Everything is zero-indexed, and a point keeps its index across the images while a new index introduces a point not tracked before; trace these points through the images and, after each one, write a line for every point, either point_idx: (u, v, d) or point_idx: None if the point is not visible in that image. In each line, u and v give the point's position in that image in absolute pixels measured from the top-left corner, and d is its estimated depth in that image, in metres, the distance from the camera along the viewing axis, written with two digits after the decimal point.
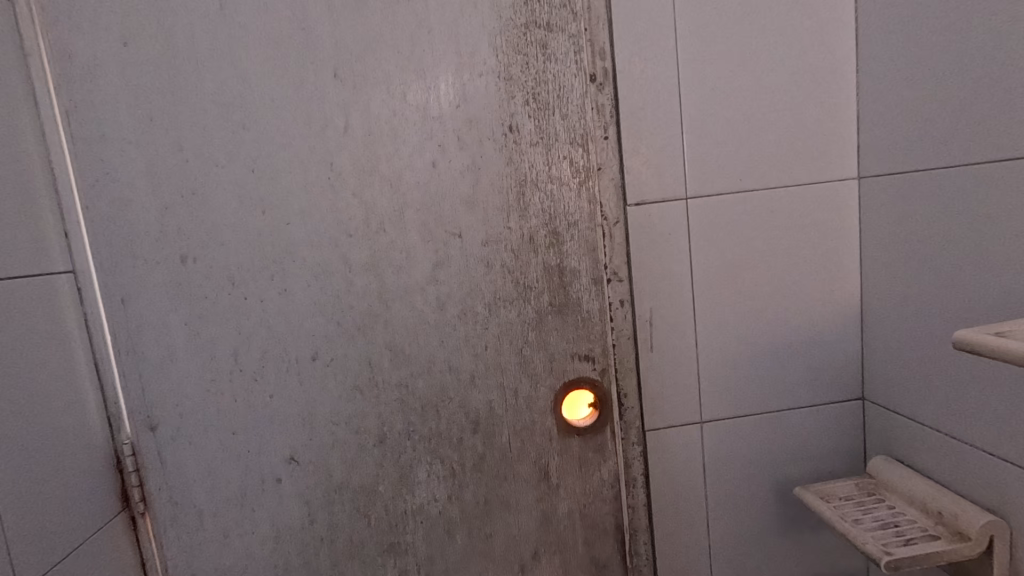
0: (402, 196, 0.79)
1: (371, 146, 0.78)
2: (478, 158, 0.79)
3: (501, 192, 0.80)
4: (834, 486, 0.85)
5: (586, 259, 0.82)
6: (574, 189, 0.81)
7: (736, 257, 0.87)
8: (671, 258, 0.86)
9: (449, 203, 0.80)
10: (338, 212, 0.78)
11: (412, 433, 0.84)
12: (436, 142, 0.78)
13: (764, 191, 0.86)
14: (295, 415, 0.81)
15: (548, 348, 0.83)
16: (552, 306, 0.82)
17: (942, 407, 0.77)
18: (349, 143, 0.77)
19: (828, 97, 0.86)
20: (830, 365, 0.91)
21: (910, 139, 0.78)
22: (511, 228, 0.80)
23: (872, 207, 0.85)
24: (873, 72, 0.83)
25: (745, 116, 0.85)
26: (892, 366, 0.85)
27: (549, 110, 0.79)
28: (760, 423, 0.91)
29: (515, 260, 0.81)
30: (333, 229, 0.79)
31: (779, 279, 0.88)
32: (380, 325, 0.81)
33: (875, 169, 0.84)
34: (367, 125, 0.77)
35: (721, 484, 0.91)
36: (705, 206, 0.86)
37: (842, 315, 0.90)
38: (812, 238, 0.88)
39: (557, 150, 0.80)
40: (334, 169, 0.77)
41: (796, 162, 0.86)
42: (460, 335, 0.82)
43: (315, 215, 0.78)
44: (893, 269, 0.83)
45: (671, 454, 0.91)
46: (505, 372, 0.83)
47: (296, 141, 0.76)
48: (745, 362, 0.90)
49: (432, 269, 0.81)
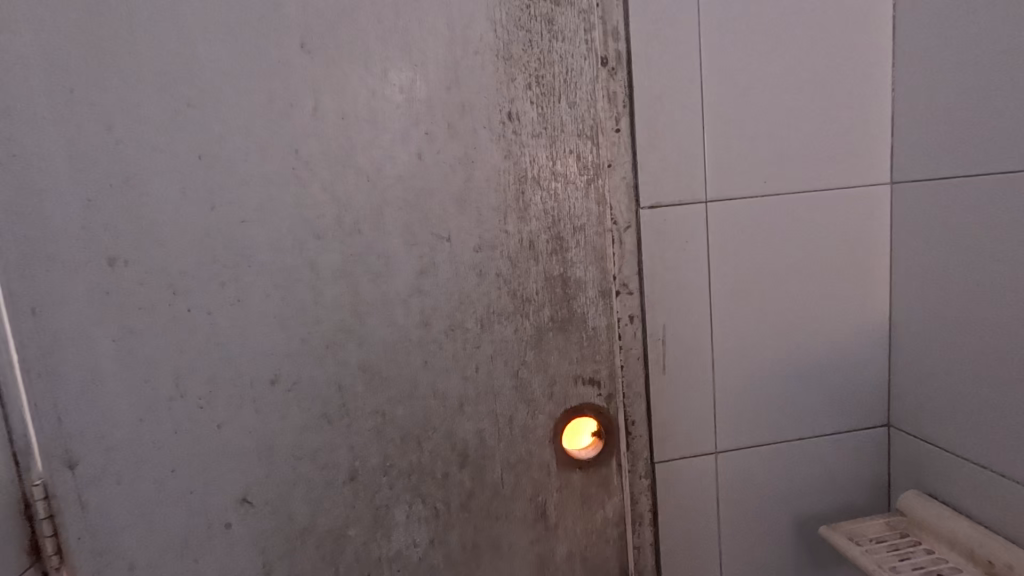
0: (381, 192, 0.67)
1: (344, 131, 0.66)
2: (471, 150, 0.68)
3: (497, 190, 0.69)
4: (860, 526, 0.77)
5: (593, 269, 0.72)
6: (581, 188, 0.70)
7: (758, 268, 0.78)
8: (687, 269, 0.77)
9: (437, 201, 0.68)
10: (304, 209, 0.66)
11: (390, 468, 0.72)
12: (422, 129, 0.67)
13: (789, 196, 0.77)
14: (250, 449, 0.69)
15: (548, 369, 0.73)
16: (553, 322, 0.72)
17: (986, 443, 0.69)
18: (318, 128, 0.65)
19: (861, 91, 0.77)
20: (856, 388, 0.82)
21: (953, 141, 0.70)
22: (508, 231, 0.70)
23: (906, 215, 0.77)
24: (912, 65, 0.75)
25: (770, 110, 0.76)
26: (926, 391, 0.77)
27: (554, 96, 0.69)
28: (779, 453, 0.82)
29: (512, 268, 0.70)
30: (299, 229, 0.66)
31: (803, 294, 0.79)
32: (353, 343, 0.69)
33: (910, 173, 0.76)
34: (340, 107, 0.65)
35: (735, 521, 0.82)
36: (724, 211, 0.76)
37: (869, 333, 0.81)
38: (839, 249, 0.79)
39: (563, 144, 0.69)
40: (300, 158, 0.65)
41: (824, 164, 0.78)
42: (447, 356, 0.71)
43: (276, 212, 0.66)
44: (929, 285, 0.75)
45: (681, 488, 0.81)
46: (498, 397, 0.72)
47: (255, 124, 0.64)
48: (764, 386, 0.81)
49: (415, 279, 0.69)
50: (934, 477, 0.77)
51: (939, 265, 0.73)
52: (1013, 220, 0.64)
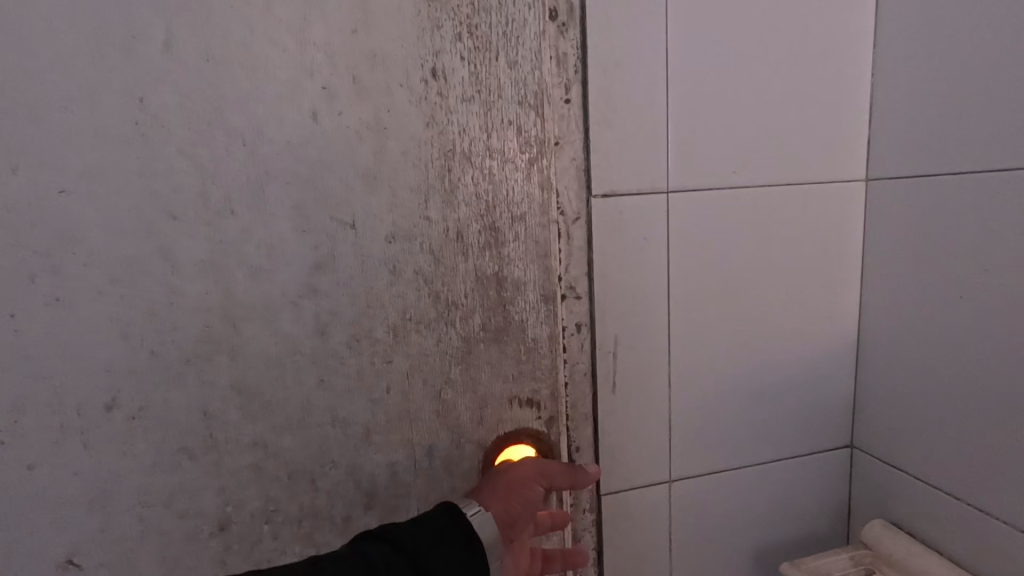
0: (262, 160, 0.51)
1: (210, 78, 0.49)
2: (384, 113, 0.53)
3: (417, 166, 0.55)
4: (825, 562, 0.69)
5: (534, 267, 0.59)
6: (522, 169, 0.58)
7: (722, 272, 0.68)
8: (643, 270, 0.66)
9: (337, 176, 0.53)
10: (154, 179, 0.49)
11: (274, 514, 0.57)
12: (319, 82, 0.52)
13: (760, 189, 0.68)
14: (77, 495, 0.52)
15: (478, 389, 0.60)
16: (485, 332, 0.59)
17: (961, 474, 0.62)
18: (172, 70, 0.49)
19: (838, 74, 0.68)
20: (821, 406, 0.75)
21: (942, 135, 0.62)
22: (431, 219, 0.56)
23: (882, 218, 0.69)
24: (899, 46, 0.66)
25: (742, 90, 0.66)
26: (897, 413, 0.70)
27: (490, 51, 0.55)
28: (738, 480, 0.73)
29: (435, 265, 0.57)
30: (146, 206, 0.50)
31: (770, 301, 0.70)
32: (224, 357, 0.53)
33: (889, 169, 0.68)
34: (204, 46, 0.49)
35: (688, 555, 0.73)
36: (688, 202, 0.66)
37: (837, 346, 0.74)
38: (808, 252, 0.71)
39: (499, 112, 0.56)
40: (147, 111, 0.48)
41: (798, 155, 0.68)
42: (351, 373, 0.56)
43: (111, 181, 0.49)
44: (906, 296, 0.67)
45: (631, 522, 0.70)
46: (415, 424, 0.59)
47: (79, 59, 0.47)
48: (725, 404, 0.71)
49: (307, 275, 0.54)
50: (900, 504, 0.70)
51: (918, 275, 0.65)
52: (1008, 228, 0.56)
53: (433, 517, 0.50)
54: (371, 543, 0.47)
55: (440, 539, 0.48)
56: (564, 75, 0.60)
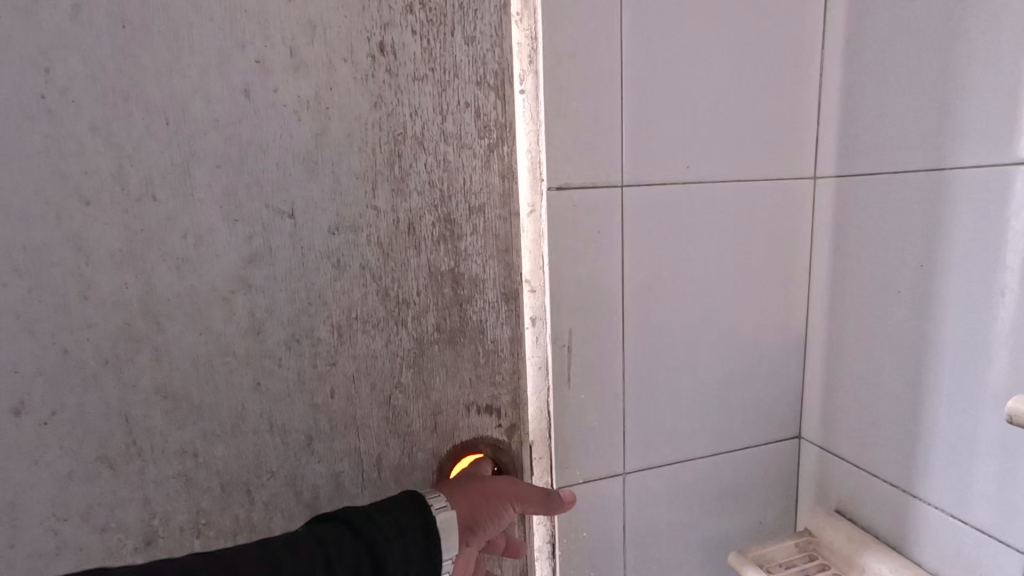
0: (186, 140, 0.46)
1: (125, 47, 0.44)
2: (325, 91, 0.48)
3: (363, 150, 0.50)
4: (773, 550, 0.69)
5: (495, 263, 0.55)
6: (481, 155, 0.53)
7: (687, 273, 0.62)
8: (599, 269, 0.59)
9: (273, 160, 0.48)
10: (64, 159, 0.44)
11: (205, 529, 0.52)
12: (251, 55, 0.46)
13: (719, 177, 0.62)
14: None
15: (432, 394, 0.55)
16: (440, 333, 0.54)
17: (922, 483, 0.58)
18: (82, 37, 0.43)
19: (813, 55, 0.63)
20: (791, 408, 0.71)
21: (903, 113, 0.56)
22: (379, 208, 0.51)
23: (836, 212, 0.64)
24: (853, 14, 0.60)
25: (698, 63, 0.59)
26: (856, 420, 0.64)
27: (444, 25, 0.50)
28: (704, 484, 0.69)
29: (384, 259, 0.52)
30: (55, 189, 0.45)
31: (735, 298, 0.65)
32: (146, 356, 0.48)
33: (847, 154, 0.62)
34: (118, 11, 0.44)
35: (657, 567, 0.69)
36: (645, 199, 0.59)
37: (788, 349, 0.69)
38: (774, 243, 0.65)
39: (454, 92, 0.51)
40: (53, 83, 0.43)
41: (757, 138, 0.62)
42: (291, 375, 0.52)
43: (15, 160, 0.44)
44: (864, 298, 0.62)
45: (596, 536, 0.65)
46: (363, 432, 0.54)
47: None
48: (673, 410, 0.65)
49: (239, 268, 0.49)
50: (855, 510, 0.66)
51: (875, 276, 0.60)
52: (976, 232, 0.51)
53: (396, 505, 0.45)
54: (327, 527, 0.43)
55: (404, 529, 0.44)
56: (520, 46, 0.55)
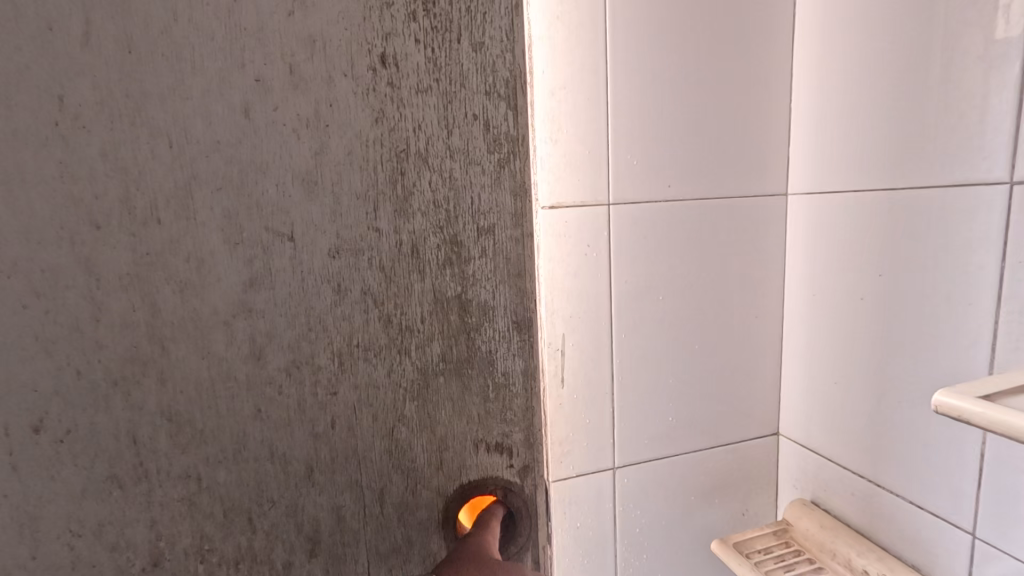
0: (188, 162, 0.46)
1: (133, 72, 0.44)
2: (325, 108, 0.46)
3: (364, 169, 0.47)
4: None
5: (505, 290, 0.50)
6: (490, 172, 0.48)
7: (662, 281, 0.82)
8: None
9: (273, 181, 0.47)
10: (77, 183, 0.45)
11: (208, 554, 0.52)
12: (252, 74, 0.45)
13: (701, 195, 0.73)
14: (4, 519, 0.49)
15: (438, 430, 0.51)
16: (446, 365, 0.50)
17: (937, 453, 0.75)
18: (91, 63, 0.44)
19: None
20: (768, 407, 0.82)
21: (845, 124, 0.68)
22: (380, 230, 0.48)
23: None
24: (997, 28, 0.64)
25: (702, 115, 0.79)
26: (812, 425, 0.78)
27: (451, 31, 0.46)
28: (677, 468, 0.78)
29: (387, 285, 0.49)
30: (68, 214, 0.45)
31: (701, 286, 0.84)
32: (152, 379, 0.48)
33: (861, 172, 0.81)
34: (125, 36, 0.44)
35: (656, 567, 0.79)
36: None
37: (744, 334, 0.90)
38: None
39: (460, 103, 0.47)
40: (66, 110, 0.44)
41: None
42: (291, 403, 0.50)
43: (30, 185, 0.45)
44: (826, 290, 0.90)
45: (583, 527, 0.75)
46: (365, 464, 0.51)
47: None
48: (659, 403, 0.75)
49: (240, 292, 0.48)
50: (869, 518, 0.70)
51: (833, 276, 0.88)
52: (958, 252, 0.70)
53: None
54: None
55: None
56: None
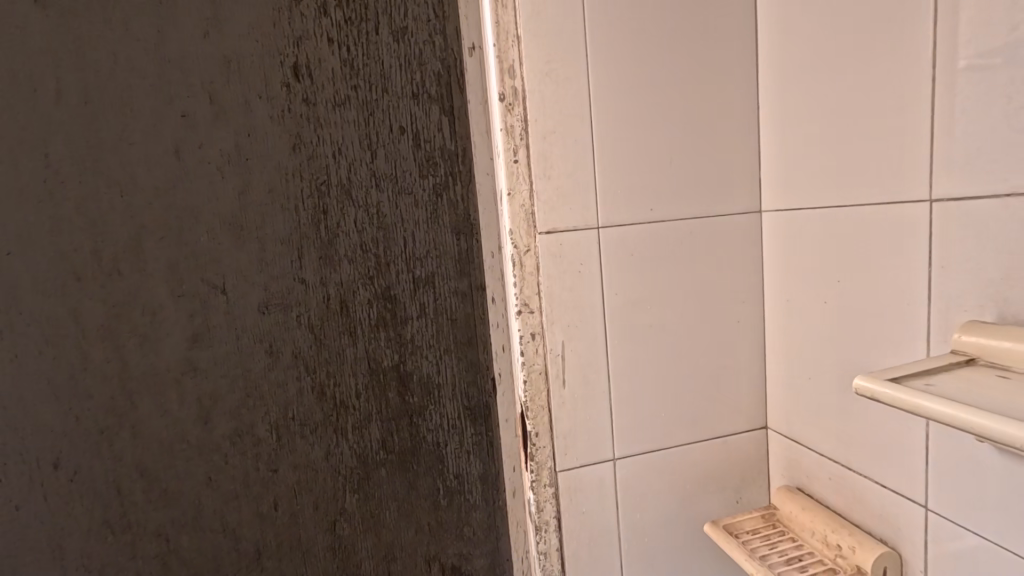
0: (135, 211, 0.42)
1: (93, 107, 0.41)
2: (245, 139, 0.41)
3: (285, 208, 0.41)
4: None
5: (451, 362, 0.45)
6: (424, 204, 0.43)
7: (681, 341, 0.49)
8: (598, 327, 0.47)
9: (202, 228, 0.42)
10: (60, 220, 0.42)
11: None
12: (178, 109, 0.40)
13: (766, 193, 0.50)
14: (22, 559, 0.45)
15: (382, 533, 0.45)
16: (388, 454, 0.45)
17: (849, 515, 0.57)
18: (49, 102, 0.41)
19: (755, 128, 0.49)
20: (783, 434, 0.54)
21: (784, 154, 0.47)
22: (306, 280, 0.42)
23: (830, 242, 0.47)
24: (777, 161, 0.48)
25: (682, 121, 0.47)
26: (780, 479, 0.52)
27: (365, 25, 0.41)
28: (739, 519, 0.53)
29: (319, 352, 0.43)
30: (60, 251, 0.42)
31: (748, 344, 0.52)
32: (127, 435, 0.44)
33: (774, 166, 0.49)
34: (81, 71, 0.40)
35: (654, 563, 0.51)
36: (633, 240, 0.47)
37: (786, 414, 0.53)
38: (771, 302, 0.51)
39: (383, 114, 0.42)
40: (44, 149, 0.41)
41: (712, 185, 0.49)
42: (236, 476, 0.44)
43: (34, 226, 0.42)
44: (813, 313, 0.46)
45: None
46: (309, 558, 0.45)
47: None
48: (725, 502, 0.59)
49: (184, 350, 0.43)
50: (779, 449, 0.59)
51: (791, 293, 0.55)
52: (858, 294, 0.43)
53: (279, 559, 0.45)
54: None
55: None
56: (508, 37, 0.43)
